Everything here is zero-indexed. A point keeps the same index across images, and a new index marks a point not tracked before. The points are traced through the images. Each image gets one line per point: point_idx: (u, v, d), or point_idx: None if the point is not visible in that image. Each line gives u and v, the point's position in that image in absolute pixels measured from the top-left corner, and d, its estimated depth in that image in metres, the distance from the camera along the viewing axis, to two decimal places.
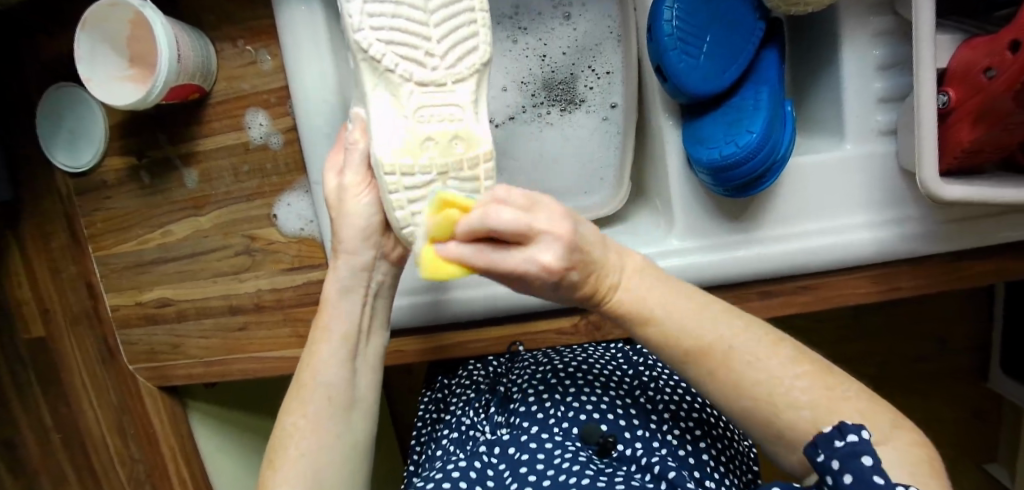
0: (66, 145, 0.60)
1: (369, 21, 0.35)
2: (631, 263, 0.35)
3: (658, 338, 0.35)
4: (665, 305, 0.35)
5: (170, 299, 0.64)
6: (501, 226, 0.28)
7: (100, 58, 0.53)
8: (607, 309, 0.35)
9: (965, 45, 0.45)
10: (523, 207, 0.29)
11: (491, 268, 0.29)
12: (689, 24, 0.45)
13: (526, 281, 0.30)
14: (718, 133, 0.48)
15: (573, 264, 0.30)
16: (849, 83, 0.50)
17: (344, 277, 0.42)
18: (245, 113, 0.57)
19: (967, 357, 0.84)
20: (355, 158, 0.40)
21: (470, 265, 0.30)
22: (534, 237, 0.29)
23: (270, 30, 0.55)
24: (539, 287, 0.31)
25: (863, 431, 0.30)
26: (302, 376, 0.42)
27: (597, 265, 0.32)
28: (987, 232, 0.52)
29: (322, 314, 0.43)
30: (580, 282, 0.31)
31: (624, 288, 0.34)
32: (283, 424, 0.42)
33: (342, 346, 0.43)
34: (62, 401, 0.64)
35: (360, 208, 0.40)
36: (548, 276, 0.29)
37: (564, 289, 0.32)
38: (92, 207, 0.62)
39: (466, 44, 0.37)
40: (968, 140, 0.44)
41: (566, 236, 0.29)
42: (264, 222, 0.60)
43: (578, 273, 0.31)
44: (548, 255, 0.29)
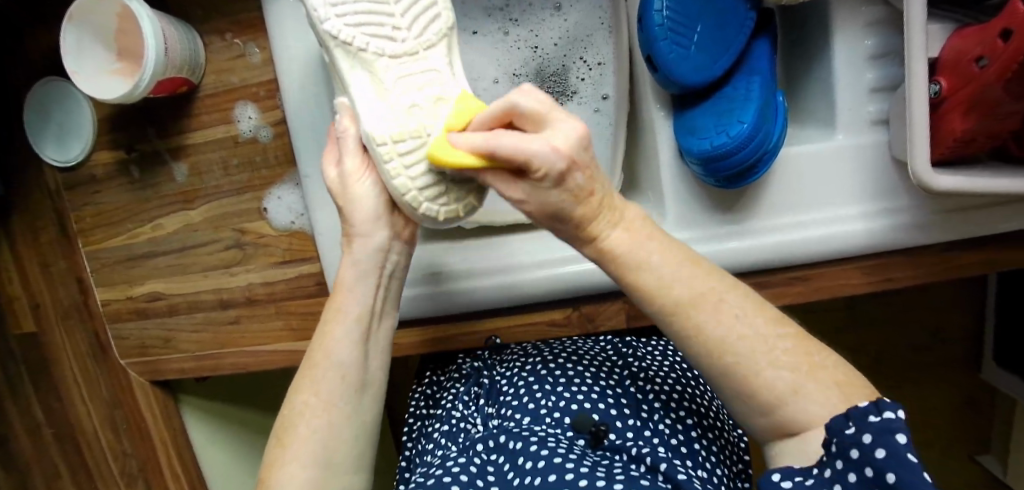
0: (55, 140, 0.60)
1: (335, 10, 0.36)
2: (632, 209, 0.35)
3: (658, 292, 0.34)
4: (666, 259, 0.34)
5: (162, 293, 0.63)
6: (527, 105, 0.30)
7: (87, 51, 0.52)
8: (604, 252, 0.34)
9: (957, 34, 0.45)
10: (540, 99, 0.30)
11: (498, 146, 0.29)
12: (680, 14, 0.44)
13: (531, 171, 0.29)
14: (710, 124, 0.48)
15: (580, 164, 0.29)
16: (841, 74, 0.50)
17: (360, 259, 0.42)
18: (235, 106, 0.56)
19: (959, 347, 0.85)
20: (348, 144, 0.40)
21: (480, 147, 0.30)
22: (550, 123, 0.30)
23: (258, 21, 0.54)
24: (542, 187, 0.30)
25: (900, 411, 0.28)
26: (314, 354, 0.42)
27: (603, 189, 0.32)
28: (979, 222, 0.52)
29: (337, 294, 0.43)
30: (583, 192, 0.31)
31: (620, 229, 0.34)
32: (292, 403, 0.42)
33: (357, 326, 0.42)
34: (53, 394, 0.63)
35: (366, 190, 0.40)
36: (556, 162, 0.28)
37: (565, 199, 0.31)
38: (81, 202, 0.62)
39: (428, 11, 0.37)
40: (960, 129, 0.44)
41: (581, 130, 0.30)
42: (255, 215, 0.59)
43: (583, 177, 0.30)
44: (562, 140, 0.28)
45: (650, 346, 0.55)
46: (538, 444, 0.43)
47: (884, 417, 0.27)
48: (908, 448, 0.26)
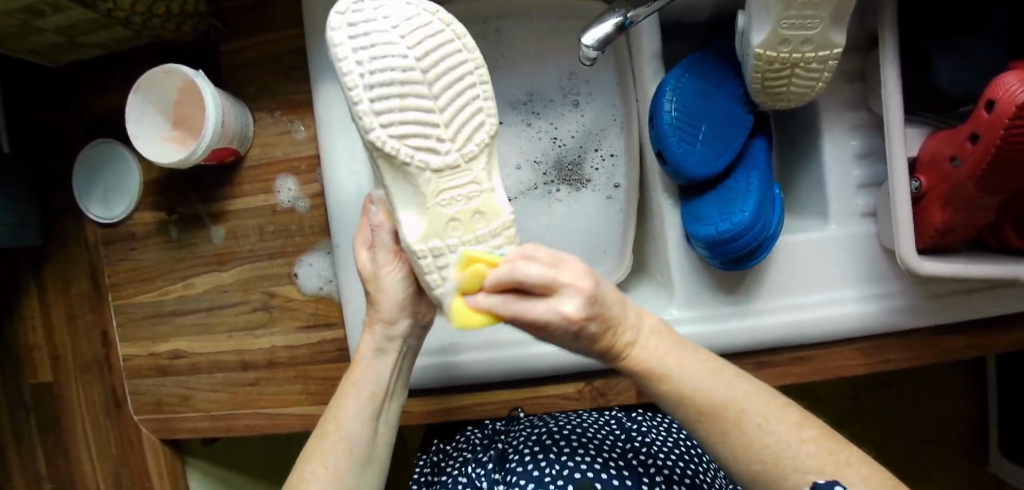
0: (101, 200, 0.64)
1: (380, 117, 0.33)
2: (647, 323, 0.37)
3: (678, 398, 0.36)
4: (684, 368, 0.36)
5: (184, 351, 0.65)
6: (529, 279, 0.31)
7: (147, 119, 0.58)
8: (628, 369, 0.36)
9: (931, 137, 0.50)
10: (545, 261, 0.32)
11: (514, 315, 0.32)
12: (685, 115, 0.50)
13: (548, 331, 0.32)
14: (714, 212, 0.52)
15: (593, 317, 0.32)
16: (830, 170, 0.56)
17: (379, 337, 0.45)
18: (276, 179, 0.61)
19: (958, 437, 0.86)
20: (383, 240, 0.41)
21: (497, 311, 0.33)
22: (559, 290, 0.31)
23: (305, 104, 0.60)
24: (560, 338, 0.33)
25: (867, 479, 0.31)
26: (326, 426, 0.44)
27: (617, 319, 0.34)
28: (969, 307, 0.55)
29: (354, 370, 0.45)
30: (599, 337, 0.33)
31: (640, 346, 0.36)
32: (301, 470, 0.43)
33: (369, 403, 0.45)
34: (59, 451, 0.68)
35: (394, 283, 0.42)
36: (569, 326, 0.31)
37: (583, 343, 0.34)
38: (117, 258, 0.65)
39: (473, 118, 0.34)
40: (941, 222, 0.48)
41: (586, 289, 0.31)
42: (285, 279, 0.63)
43: (597, 326, 0.32)
44: (571, 306, 0.31)
45: (653, 423, 0.58)
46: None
47: None
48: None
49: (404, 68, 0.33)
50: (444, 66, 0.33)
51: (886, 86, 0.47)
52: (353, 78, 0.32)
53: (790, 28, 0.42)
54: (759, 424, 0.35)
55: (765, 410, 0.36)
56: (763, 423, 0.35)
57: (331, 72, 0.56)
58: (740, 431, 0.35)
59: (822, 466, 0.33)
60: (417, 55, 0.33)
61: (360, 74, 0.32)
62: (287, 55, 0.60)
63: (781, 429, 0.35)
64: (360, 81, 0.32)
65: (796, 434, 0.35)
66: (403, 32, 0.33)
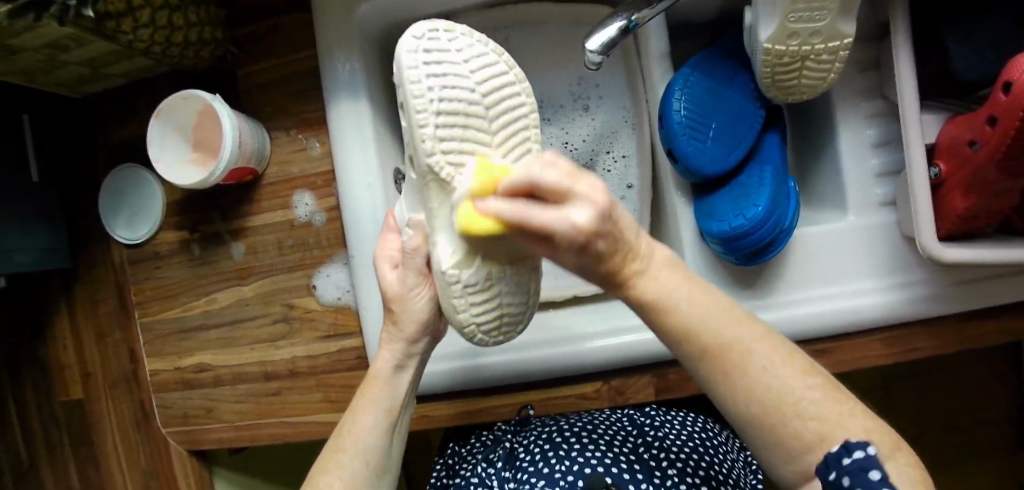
0: (126, 222, 0.66)
1: (441, 145, 0.32)
2: (660, 254, 0.32)
3: (680, 332, 0.31)
4: (694, 307, 0.31)
5: (208, 365, 0.67)
6: (545, 181, 0.27)
7: (167, 142, 0.59)
8: (631, 298, 0.32)
9: (949, 122, 0.49)
10: (565, 169, 0.27)
11: (523, 220, 0.27)
12: (695, 113, 0.50)
13: (555, 243, 0.27)
14: (728, 208, 0.52)
15: (603, 233, 0.27)
16: (847, 161, 0.55)
17: (396, 349, 0.45)
18: (293, 194, 0.62)
19: (994, 428, 0.83)
20: (414, 262, 0.40)
21: (502, 215, 0.28)
22: (572, 199, 0.27)
23: (319, 120, 0.61)
24: (565, 253, 0.28)
25: (872, 448, 0.26)
26: (343, 440, 0.44)
27: (627, 243, 0.30)
28: (998, 294, 0.54)
29: (370, 385, 0.46)
30: (607, 257, 0.29)
31: (647, 276, 0.31)
32: (316, 484, 0.42)
33: (384, 417, 0.45)
34: (90, 464, 0.70)
35: (423, 302, 0.42)
36: (577, 238, 0.26)
37: (589, 260, 0.29)
38: (142, 276, 0.67)
39: (522, 156, 0.35)
40: (963, 208, 0.47)
41: (603, 201, 0.27)
42: (304, 291, 0.64)
43: (607, 245, 0.28)
44: (583, 214, 0.26)
45: (667, 417, 0.57)
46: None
47: (856, 456, 0.26)
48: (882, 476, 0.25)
49: (469, 99, 0.32)
50: (506, 105, 0.34)
51: (899, 73, 0.46)
52: (420, 99, 0.31)
53: (798, 21, 0.42)
54: (762, 366, 0.31)
55: (774, 353, 0.31)
56: (767, 365, 0.31)
57: (343, 89, 0.57)
58: (742, 375, 0.31)
59: (826, 414, 0.30)
60: (483, 90, 0.33)
61: (429, 98, 0.31)
62: (301, 73, 0.61)
63: (788, 376, 0.30)
64: (429, 106, 0.31)
65: (801, 380, 0.31)
66: (472, 65, 0.33)
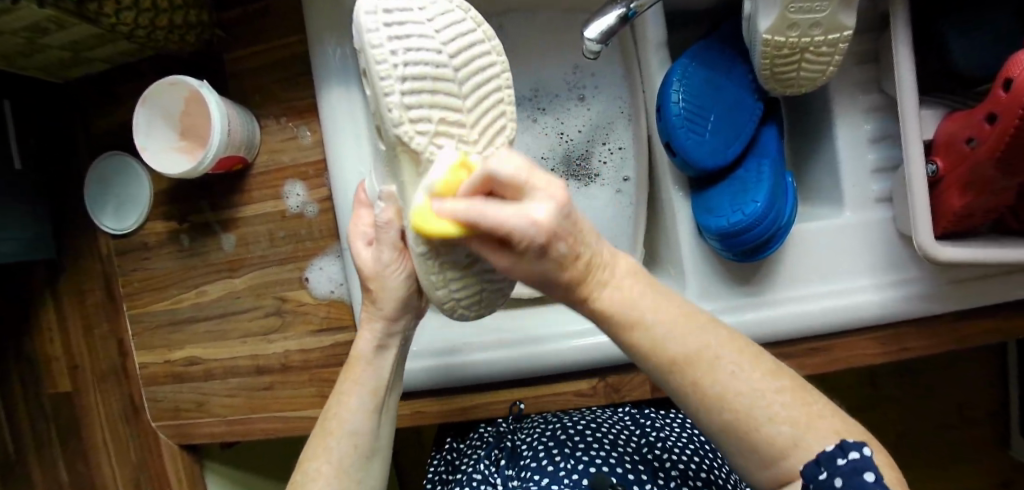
0: (112, 212, 0.65)
1: (408, 112, 0.30)
2: (623, 263, 0.31)
3: (646, 346, 0.31)
4: (664, 321, 0.31)
5: (199, 358, 0.66)
6: (503, 176, 0.27)
7: (155, 131, 0.58)
8: (593, 312, 0.31)
9: (947, 119, 0.49)
10: (521, 164, 0.27)
11: (481, 219, 0.26)
12: (694, 105, 0.49)
13: (514, 243, 0.26)
14: (726, 203, 0.51)
15: (563, 234, 0.26)
16: (844, 155, 0.55)
17: (377, 329, 0.44)
18: (284, 185, 0.61)
19: (983, 422, 0.84)
20: (389, 237, 0.38)
21: (460, 216, 0.26)
22: (528, 195, 0.26)
23: (311, 109, 0.60)
24: (524, 258, 0.27)
25: (866, 449, 0.26)
26: (329, 422, 0.44)
27: (590, 250, 0.29)
28: (992, 291, 0.54)
29: (354, 365, 0.45)
30: (570, 260, 0.28)
31: (611, 287, 0.30)
32: (305, 468, 0.42)
33: (369, 399, 0.44)
34: (79, 458, 0.69)
35: (398, 281, 0.40)
36: (536, 236, 0.25)
37: (551, 267, 0.28)
38: (130, 267, 0.66)
39: (496, 122, 0.33)
40: (960, 205, 0.47)
41: (563, 200, 0.26)
42: (297, 284, 0.63)
43: (568, 247, 0.27)
44: (543, 211, 0.25)
45: (669, 417, 0.57)
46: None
47: (850, 457, 0.25)
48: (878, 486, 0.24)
49: (435, 62, 0.30)
50: (475, 66, 0.32)
51: (898, 68, 0.46)
52: (384, 65, 0.30)
53: (798, 11, 0.41)
54: (732, 373, 0.31)
55: (739, 355, 0.31)
56: (737, 369, 0.31)
57: (336, 77, 0.56)
58: (711, 383, 0.31)
59: (797, 418, 0.30)
60: (449, 51, 0.31)
61: (392, 63, 0.30)
62: (292, 61, 0.60)
63: (755, 378, 0.31)
64: (393, 71, 0.30)
65: (769, 384, 0.31)
66: (437, 26, 0.31)
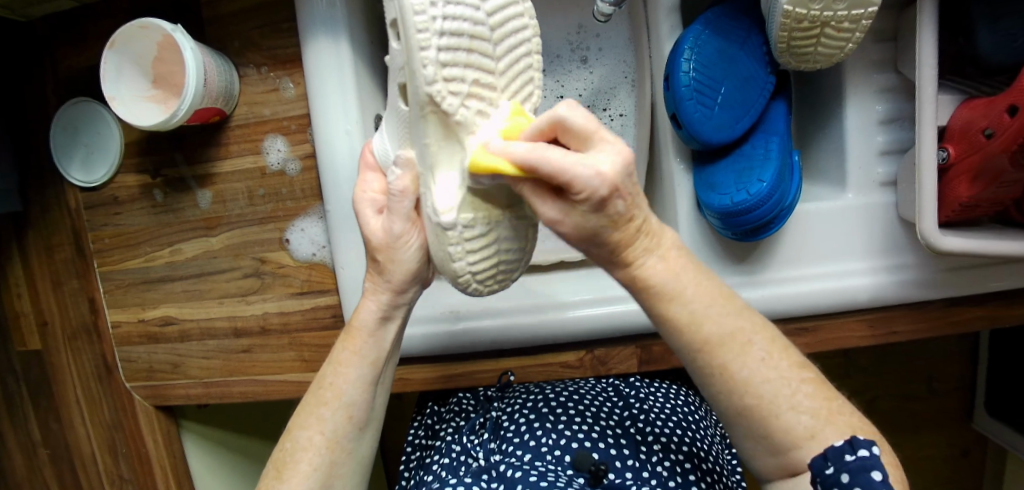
0: (81, 162, 0.61)
1: (442, 71, 0.28)
2: (669, 236, 0.32)
3: (684, 321, 0.32)
4: (701, 295, 0.33)
5: (174, 318, 0.64)
6: (576, 121, 0.27)
7: (125, 76, 0.54)
8: (631, 279, 0.32)
9: (964, 105, 0.47)
10: (590, 114, 0.27)
11: (544, 163, 0.25)
12: (706, 76, 0.47)
13: (572, 193, 0.26)
14: (730, 181, 0.49)
15: (624, 191, 0.27)
16: (851, 135, 0.53)
17: (382, 299, 0.42)
18: (264, 139, 0.57)
19: (954, 405, 0.85)
20: (403, 207, 0.35)
21: (521, 159, 0.26)
22: (594, 148, 0.27)
23: (293, 58, 0.56)
24: (579, 209, 0.27)
25: (873, 447, 0.29)
26: (323, 392, 0.42)
27: (642, 214, 0.29)
28: (984, 280, 0.53)
29: (352, 335, 0.43)
30: (623, 219, 0.28)
31: (655, 256, 0.32)
32: (295, 437, 0.42)
33: (369, 370, 0.43)
34: (48, 417, 0.67)
35: (411, 253, 0.38)
36: (599, 188, 0.26)
37: (603, 224, 0.28)
38: (101, 222, 0.63)
39: (523, 86, 0.32)
40: (967, 196, 0.46)
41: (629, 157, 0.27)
42: (276, 245, 0.60)
43: (625, 206, 0.27)
44: (608, 165, 0.26)
45: (652, 388, 0.57)
46: (537, 480, 0.45)
47: (859, 455, 0.28)
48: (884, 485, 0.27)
49: (474, 19, 0.28)
50: (511, 27, 0.30)
51: (921, 46, 0.43)
52: (421, 16, 0.27)
53: None
54: (760, 359, 0.33)
55: (770, 345, 0.33)
56: (766, 356, 0.33)
57: (322, 27, 0.52)
58: (741, 368, 0.33)
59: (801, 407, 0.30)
60: (489, 9, 0.29)
61: (430, 15, 0.27)
62: (274, 5, 0.55)
63: (783, 367, 0.33)
64: (432, 24, 0.27)
65: (797, 374, 0.33)
66: None
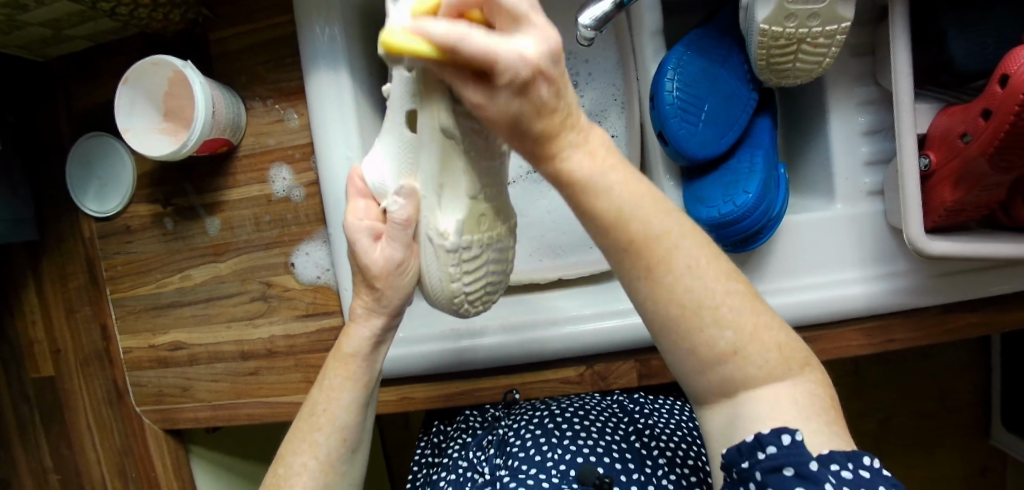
0: (95, 194, 0.64)
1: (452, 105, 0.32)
2: (595, 131, 0.30)
3: (609, 219, 0.28)
4: (625, 188, 0.29)
5: (184, 343, 0.65)
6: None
7: (138, 110, 0.56)
8: (558, 176, 0.29)
9: (943, 113, 0.49)
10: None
11: (463, 39, 0.24)
12: (689, 94, 0.49)
13: (496, 74, 0.24)
14: (718, 193, 0.51)
15: (551, 76, 0.25)
16: (835, 147, 0.55)
17: (368, 325, 0.43)
18: (270, 168, 0.60)
19: (963, 414, 0.85)
20: (404, 234, 0.38)
21: (441, 39, 0.24)
22: (524, 28, 0.25)
23: (297, 90, 0.58)
24: (502, 91, 0.25)
25: (785, 440, 0.28)
26: (315, 418, 0.43)
27: (568, 102, 0.27)
28: (977, 285, 0.54)
29: (339, 359, 0.44)
30: (550, 107, 0.26)
31: (582, 151, 0.29)
32: (289, 462, 0.43)
33: (361, 393, 0.44)
34: (61, 442, 0.68)
35: (408, 279, 0.41)
36: (520, 70, 0.24)
37: (528, 114, 0.26)
38: (113, 250, 0.65)
39: None
40: (951, 200, 0.47)
41: (555, 41, 0.25)
42: (282, 269, 0.62)
43: (552, 91, 0.26)
44: (532, 47, 0.24)
45: (656, 404, 0.58)
46: None
47: (768, 454, 0.28)
48: (794, 482, 0.27)
49: None
50: None
51: (895, 60, 0.45)
52: None
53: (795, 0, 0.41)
54: (687, 266, 0.29)
55: (698, 252, 0.30)
56: (693, 264, 0.29)
57: (324, 60, 0.54)
58: (665, 272, 0.29)
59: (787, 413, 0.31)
60: None
61: None
62: (278, 41, 0.58)
63: (709, 276, 0.29)
64: None
65: (722, 285, 0.30)
66: None
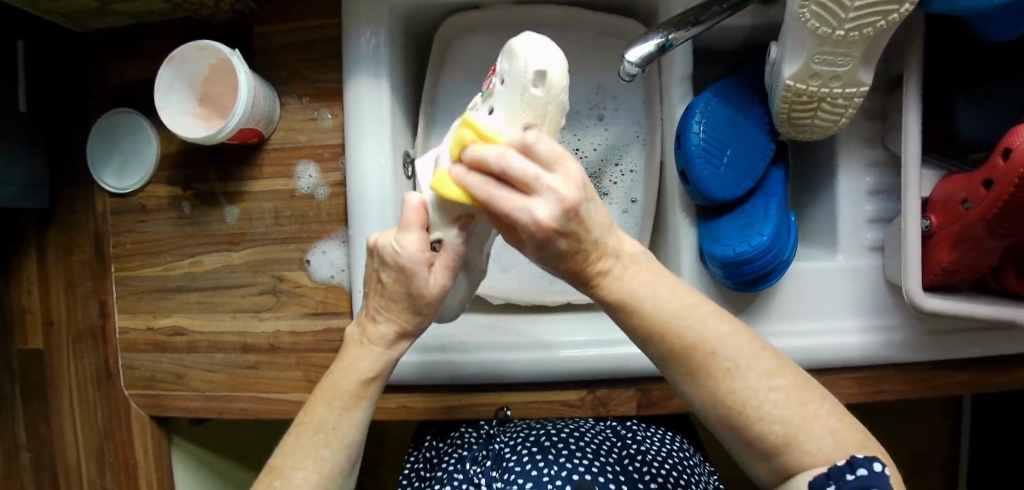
0: (115, 170, 0.64)
1: None
2: (629, 251, 0.34)
3: (647, 329, 0.33)
4: (656, 300, 0.33)
5: (184, 328, 0.65)
6: (514, 172, 0.30)
7: (175, 92, 0.57)
8: (600, 297, 0.34)
9: (946, 179, 0.52)
10: (546, 151, 0.30)
11: (489, 199, 0.31)
12: (713, 138, 0.51)
13: (518, 231, 0.31)
14: (733, 234, 0.53)
15: (565, 233, 0.31)
16: (842, 202, 0.57)
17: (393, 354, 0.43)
18: (297, 164, 0.61)
19: (939, 475, 0.86)
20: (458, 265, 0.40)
21: (471, 191, 0.32)
22: (538, 191, 0.30)
23: (333, 92, 0.60)
24: (527, 244, 0.32)
25: (874, 465, 0.29)
26: (325, 432, 0.41)
27: (592, 245, 0.32)
28: (967, 347, 0.56)
29: (352, 379, 0.42)
30: (572, 252, 0.32)
31: (617, 275, 0.34)
32: (287, 476, 0.39)
33: (372, 413, 0.43)
34: (42, 419, 0.67)
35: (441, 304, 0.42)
36: (532, 229, 0.30)
37: (554, 257, 0.33)
38: (126, 229, 0.65)
39: None
40: (948, 260, 0.50)
41: (571, 201, 0.30)
42: (296, 265, 0.62)
43: (569, 244, 0.31)
44: (545, 211, 0.30)
45: (648, 432, 0.59)
46: None
47: (859, 474, 0.29)
48: None
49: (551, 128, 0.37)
50: None
51: (907, 128, 0.48)
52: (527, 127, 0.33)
53: (820, 63, 0.43)
54: (728, 369, 0.32)
55: (739, 351, 0.32)
56: (734, 366, 0.32)
57: (367, 67, 0.56)
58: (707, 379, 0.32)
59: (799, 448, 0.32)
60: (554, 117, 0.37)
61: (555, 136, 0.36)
62: (321, 42, 0.60)
63: (749, 376, 0.31)
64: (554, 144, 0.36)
65: (766, 381, 0.31)
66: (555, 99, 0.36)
